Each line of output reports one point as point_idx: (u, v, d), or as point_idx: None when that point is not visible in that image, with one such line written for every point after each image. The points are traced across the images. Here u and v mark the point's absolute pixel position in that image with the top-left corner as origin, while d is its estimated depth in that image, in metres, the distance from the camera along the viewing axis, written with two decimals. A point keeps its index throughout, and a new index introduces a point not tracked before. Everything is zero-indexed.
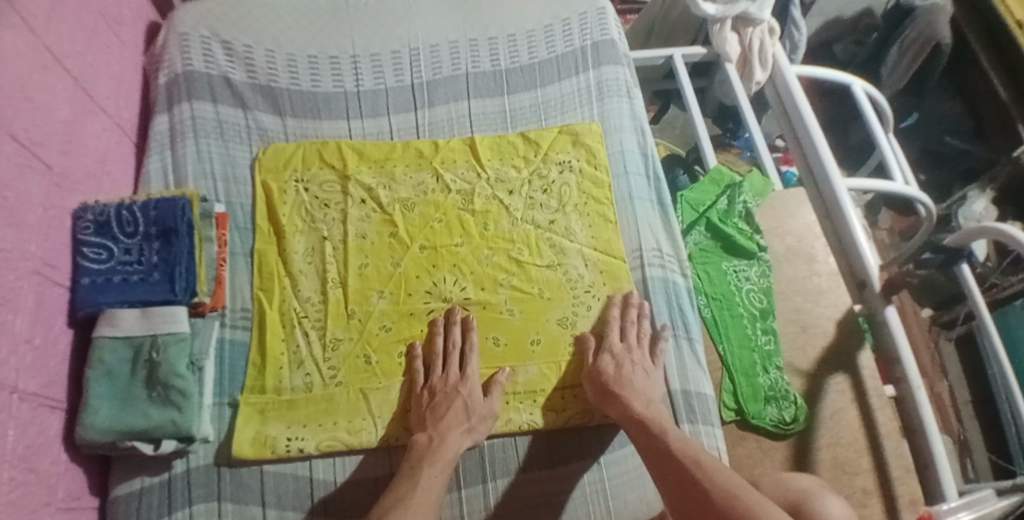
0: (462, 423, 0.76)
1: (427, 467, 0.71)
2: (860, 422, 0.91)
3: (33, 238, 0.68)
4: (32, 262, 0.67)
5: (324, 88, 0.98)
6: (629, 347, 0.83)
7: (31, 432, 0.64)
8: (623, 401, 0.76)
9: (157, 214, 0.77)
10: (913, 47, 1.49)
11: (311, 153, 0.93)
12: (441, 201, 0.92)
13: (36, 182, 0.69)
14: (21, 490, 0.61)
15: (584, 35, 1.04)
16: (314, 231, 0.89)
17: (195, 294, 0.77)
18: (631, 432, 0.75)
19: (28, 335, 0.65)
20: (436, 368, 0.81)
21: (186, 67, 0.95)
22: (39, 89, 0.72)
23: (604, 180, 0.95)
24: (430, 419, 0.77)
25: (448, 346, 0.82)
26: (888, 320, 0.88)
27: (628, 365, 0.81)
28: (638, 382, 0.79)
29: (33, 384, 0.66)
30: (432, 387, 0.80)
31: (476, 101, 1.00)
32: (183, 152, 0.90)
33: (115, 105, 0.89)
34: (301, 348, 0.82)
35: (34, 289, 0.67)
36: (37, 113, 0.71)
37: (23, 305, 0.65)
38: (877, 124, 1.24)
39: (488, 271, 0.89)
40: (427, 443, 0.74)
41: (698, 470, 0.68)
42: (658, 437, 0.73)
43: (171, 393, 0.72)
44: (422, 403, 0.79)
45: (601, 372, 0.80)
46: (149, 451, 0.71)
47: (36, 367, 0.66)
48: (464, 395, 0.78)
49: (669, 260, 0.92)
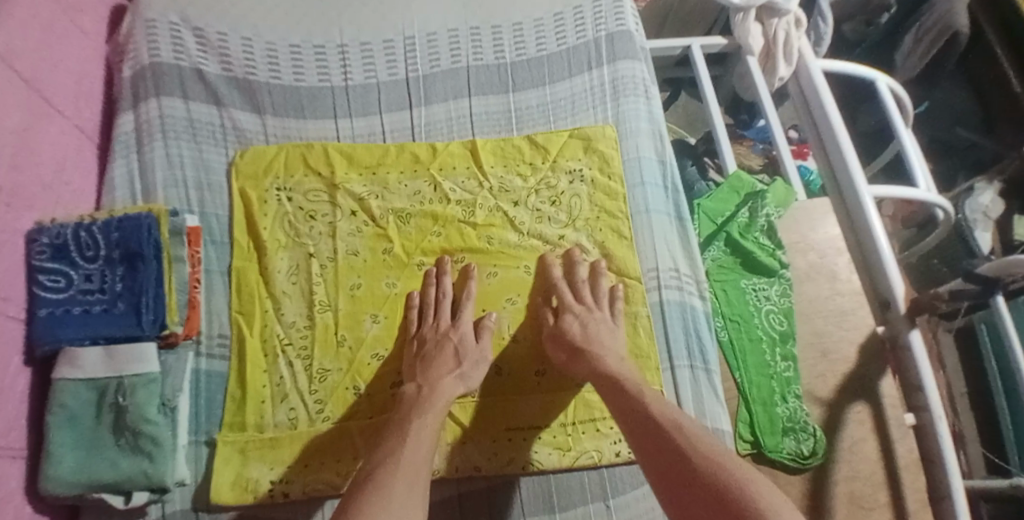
0: (452, 370, 0.73)
1: (415, 423, 0.66)
2: (879, 455, 0.85)
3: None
4: None
5: (308, 82, 0.88)
6: (589, 308, 0.78)
7: None
8: (592, 359, 0.73)
9: (121, 236, 0.68)
10: (929, 35, 1.38)
11: (295, 157, 0.84)
12: (439, 212, 0.84)
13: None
14: None
15: (598, 25, 0.94)
16: (299, 246, 0.80)
17: (165, 326, 0.69)
18: (602, 389, 0.71)
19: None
20: (428, 316, 0.78)
21: (152, 58, 0.84)
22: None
23: (618, 191, 0.87)
24: (420, 368, 0.73)
25: (440, 296, 0.79)
26: (911, 345, 0.83)
27: (593, 325, 0.76)
28: (608, 341, 0.76)
29: None
30: (422, 337, 0.76)
31: (477, 99, 0.90)
32: (151, 156, 0.81)
33: (74, 104, 0.79)
34: (285, 380, 0.75)
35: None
36: None
37: None
38: (897, 116, 1.16)
39: (491, 291, 0.82)
40: (417, 392, 0.70)
41: (678, 433, 0.63)
42: (635, 398, 0.68)
43: (142, 440, 0.64)
44: (413, 351, 0.75)
45: (565, 332, 0.76)
46: (119, 504, 0.65)
47: None
48: (455, 340, 0.75)
49: (687, 282, 0.84)
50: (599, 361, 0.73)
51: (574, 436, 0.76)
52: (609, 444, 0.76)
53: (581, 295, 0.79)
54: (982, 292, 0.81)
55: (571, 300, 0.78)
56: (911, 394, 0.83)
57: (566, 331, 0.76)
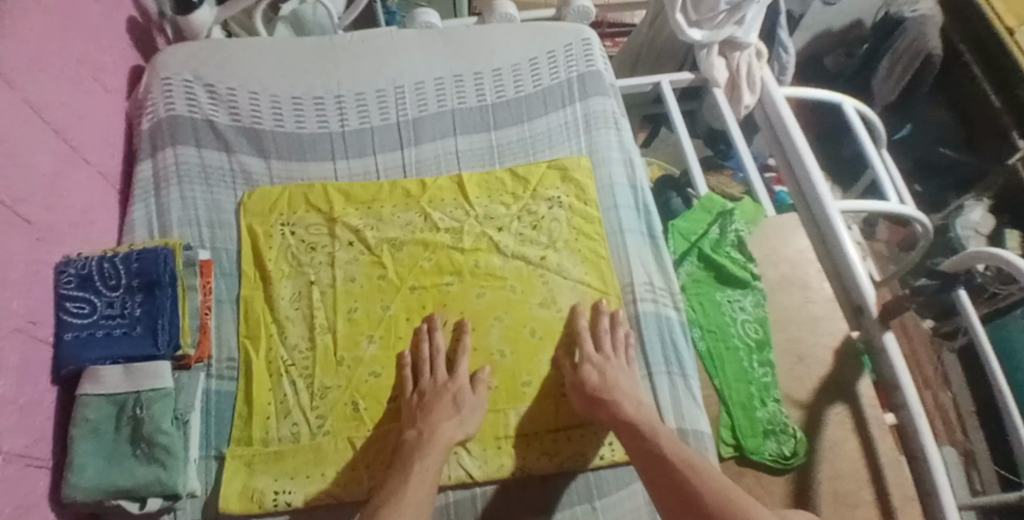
0: (452, 415, 0.77)
1: (417, 461, 0.71)
2: (861, 454, 0.88)
3: (15, 295, 0.67)
4: (15, 321, 0.66)
5: (309, 129, 0.97)
6: (607, 357, 0.82)
7: (17, 495, 0.63)
8: (611, 406, 0.77)
9: (140, 266, 0.76)
10: (903, 59, 1.53)
11: (298, 196, 0.92)
12: (430, 239, 0.91)
13: (17, 237, 0.69)
14: None
15: (570, 67, 1.03)
16: (301, 275, 0.88)
17: (179, 346, 0.77)
18: (622, 433, 0.76)
19: (12, 397, 0.64)
20: (425, 372, 0.82)
21: (168, 112, 0.95)
22: (18, 144, 0.71)
23: (594, 215, 0.94)
24: (420, 415, 0.77)
25: (433, 352, 0.83)
26: (887, 347, 0.87)
27: (613, 372, 0.80)
28: (624, 385, 0.80)
29: (20, 445, 0.65)
30: (422, 389, 0.80)
31: (462, 138, 0.99)
32: (168, 199, 0.90)
33: (98, 154, 0.89)
34: (288, 397, 0.81)
35: (17, 350, 0.66)
36: (18, 169, 0.70)
37: (6, 367, 0.64)
38: (869, 145, 1.23)
39: (480, 311, 0.87)
40: (417, 436, 0.75)
41: (688, 470, 0.68)
42: (648, 440, 0.73)
43: (157, 450, 0.70)
44: (412, 403, 0.79)
45: (585, 381, 0.80)
46: (135, 509, 0.71)
47: (19, 428, 0.65)
48: (453, 389, 0.79)
49: (661, 294, 0.91)
50: (618, 407, 0.77)
51: (560, 442, 0.81)
52: (594, 448, 0.81)
53: (601, 345, 0.83)
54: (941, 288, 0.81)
55: (591, 349, 0.83)
56: (892, 394, 0.87)
57: (585, 381, 0.80)
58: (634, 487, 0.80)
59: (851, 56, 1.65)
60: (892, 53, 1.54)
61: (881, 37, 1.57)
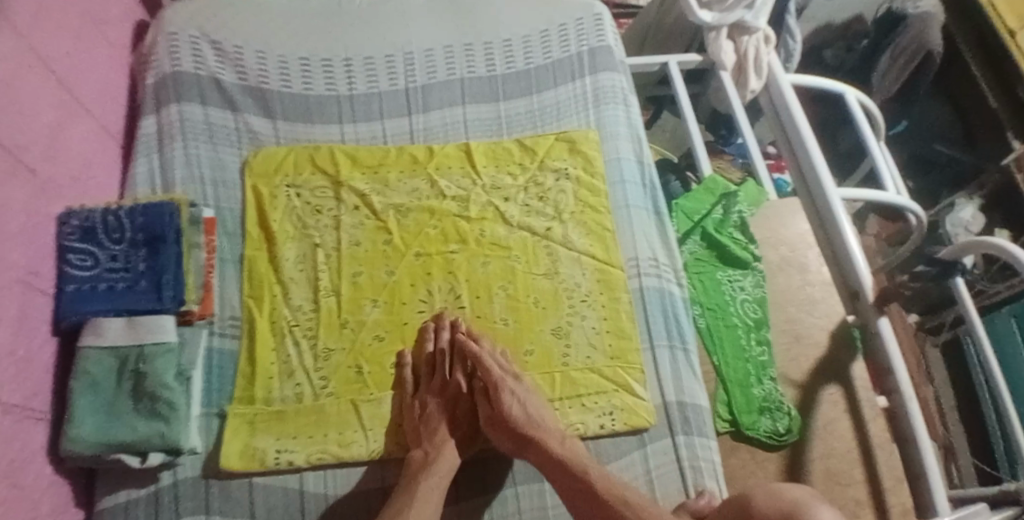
0: (455, 433, 0.77)
1: (424, 482, 0.71)
2: (852, 433, 0.91)
3: (15, 247, 0.68)
4: (15, 271, 0.67)
5: (316, 91, 0.96)
6: (518, 377, 0.80)
7: (13, 448, 0.65)
8: (538, 445, 0.75)
9: (145, 221, 0.77)
10: (904, 54, 1.54)
11: (303, 158, 0.91)
12: (436, 207, 0.91)
13: (19, 186, 0.70)
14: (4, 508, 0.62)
15: (580, 41, 1.03)
16: (306, 238, 0.87)
17: (183, 302, 0.76)
18: (554, 472, 0.74)
19: (12, 348, 0.66)
20: (424, 378, 0.82)
21: (174, 68, 0.93)
22: (21, 91, 0.72)
23: (600, 188, 0.94)
24: (425, 433, 0.77)
25: (437, 356, 0.82)
26: (882, 331, 0.88)
27: (531, 401, 0.78)
28: (546, 418, 0.78)
29: (17, 396, 0.67)
30: (422, 398, 0.80)
31: (471, 107, 0.98)
32: (172, 156, 0.88)
33: (101, 108, 0.89)
34: (292, 358, 0.81)
35: (17, 299, 0.67)
36: (20, 115, 0.71)
37: (7, 315, 0.65)
38: (871, 135, 1.22)
39: (484, 279, 0.88)
40: (423, 457, 0.74)
41: (625, 505, 0.69)
42: (580, 475, 0.72)
43: (159, 405, 0.71)
44: (415, 416, 0.79)
45: (506, 415, 0.77)
46: (136, 465, 0.70)
47: (18, 380, 0.67)
48: (455, 403, 0.80)
49: (665, 270, 0.91)
50: (545, 445, 0.75)
51: (561, 411, 0.82)
52: (594, 418, 0.82)
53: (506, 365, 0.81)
54: (941, 275, 0.85)
55: (500, 373, 0.80)
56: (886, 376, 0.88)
57: (509, 416, 0.77)
58: (632, 459, 0.81)
59: (851, 51, 1.66)
60: (892, 48, 1.55)
61: (882, 33, 1.59)
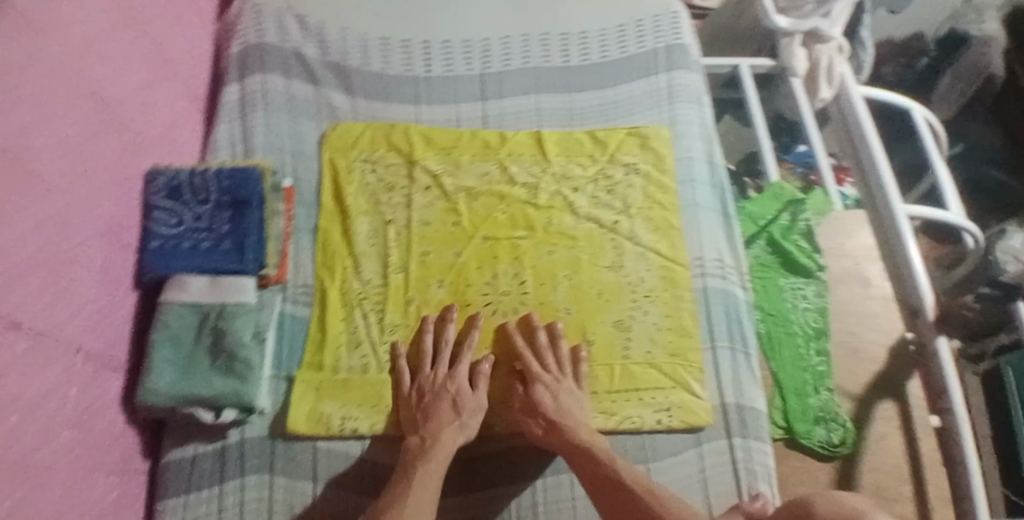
0: (453, 421, 0.74)
1: (420, 467, 0.69)
2: (904, 450, 0.90)
3: (105, 198, 0.71)
4: (101, 224, 0.70)
5: (395, 71, 0.97)
6: (558, 376, 0.80)
7: (90, 393, 0.68)
8: (563, 431, 0.75)
9: (230, 184, 0.79)
10: (965, 76, 1.52)
11: (379, 136, 0.93)
12: (506, 192, 0.92)
13: (108, 140, 0.72)
14: (77, 452, 0.65)
15: (657, 37, 1.03)
16: (378, 214, 0.89)
17: (263, 265, 0.79)
18: (577, 463, 0.73)
19: (94, 297, 0.69)
20: (425, 367, 0.80)
21: (260, 39, 0.95)
22: (107, 48, 0.75)
23: (669, 185, 0.94)
24: (420, 420, 0.75)
25: (441, 343, 0.81)
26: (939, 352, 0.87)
27: (565, 395, 0.78)
28: (577, 413, 0.78)
29: (98, 344, 0.70)
30: (419, 386, 0.78)
31: (545, 96, 0.99)
32: (254, 124, 0.91)
33: (189, 72, 0.91)
34: (359, 329, 0.82)
35: (103, 251, 0.70)
36: (108, 74, 0.74)
37: (92, 265, 0.69)
38: (933, 149, 1.19)
39: (549, 267, 0.89)
40: (420, 444, 0.73)
41: (653, 498, 0.68)
42: (606, 467, 0.72)
43: (235, 363, 0.73)
44: (412, 405, 0.77)
45: (538, 404, 0.78)
46: (209, 420, 0.73)
47: (99, 328, 0.70)
48: (456, 390, 0.77)
49: (730, 272, 0.91)
50: (572, 432, 0.75)
51: (618, 403, 0.83)
52: (651, 413, 0.82)
53: (548, 364, 0.81)
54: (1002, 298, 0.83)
55: (537, 368, 0.80)
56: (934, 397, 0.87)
57: (539, 403, 0.77)
58: (687, 456, 0.81)
59: (911, 68, 1.57)
60: (954, 70, 1.53)
61: (944, 52, 1.55)
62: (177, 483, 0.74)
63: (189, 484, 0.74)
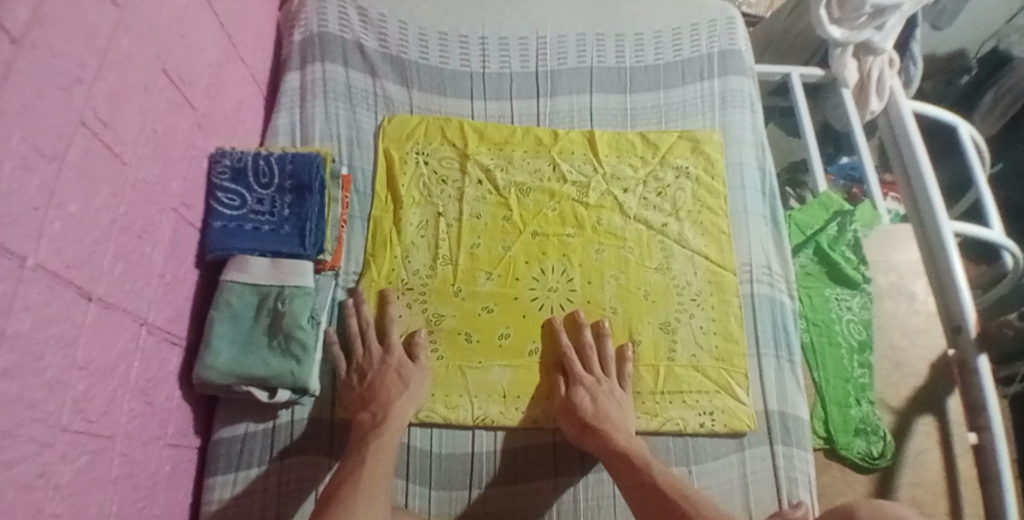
0: (400, 393, 0.77)
1: (373, 443, 0.71)
2: (941, 466, 0.89)
3: (174, 176, 0.72)
4: (172, 200, 0.72)
5: (451, 65, 0.99)
6: (598, 380, 0.80)
7: (154, 366, 0.69)
8: (602, 436, 0.75)
9: (293, 168, 0.81)
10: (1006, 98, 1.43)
11: (434, 128, 0.94)
12: (557, 190, 0.93)
13: (181, 119, 0.74)
14: (137, 421, 0.66)
15: (712, 42, 1.03)
16: (430, 205, 0.90)
17: (322, 250, 0.80)
18: (614, 465, 0.74)
19: (162, 271, 0.70)
20: (357, 348, 0.81)
21: (321, 29, 0.97)
22: (192, 29, 0.76)
23: (720, 190, 0.94)
24: (369, 396, 0.76)
25: (364, 326, 0.82)
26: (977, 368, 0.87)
27: (605, 400, 0.78)
28: (617, 418, 0.78)
29: (163, 319, 0.71)
30: (359, 367, 0.80)
31: (598, 96, 0.99)
32: (313, 112, 0.92)
33: (253, 58, 0.93)
34: (404, 318, 0.84)
35: (171, 227, 0.72)
36: (189, 54, 0.75)
37: (161, 240, 0.70)
38: (979, 166, 1.16)
39: (597, 266, 0.89)
40: (371, 420, 0.74)
41: (686, 502, 0.69)
42: (642, 470, 0.72)
43: (292, 345, 0.74)
44: (353, 387, 0.78)
45: (576, 406, 0.78)
46: (263, 399, 0.74)
47: (165, 302, 0.71)
48: (396, 364, 0.79)
49: (778, 280, 0.91)
50: (609, 438, 0.75)
51: (662, 404, 0.83)
52: (694, 416, 0.82)
53: (591, 366, 0.81)
54: None
55: (580, 371, 0.81)
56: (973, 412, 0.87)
57: (577, 407, 0.77)
58: (731, 461, 0.81)
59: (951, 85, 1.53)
60: (997, 89, 1.44)
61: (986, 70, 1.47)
62: (228, 460, 0.76)
63: (239, 461, 0.76)
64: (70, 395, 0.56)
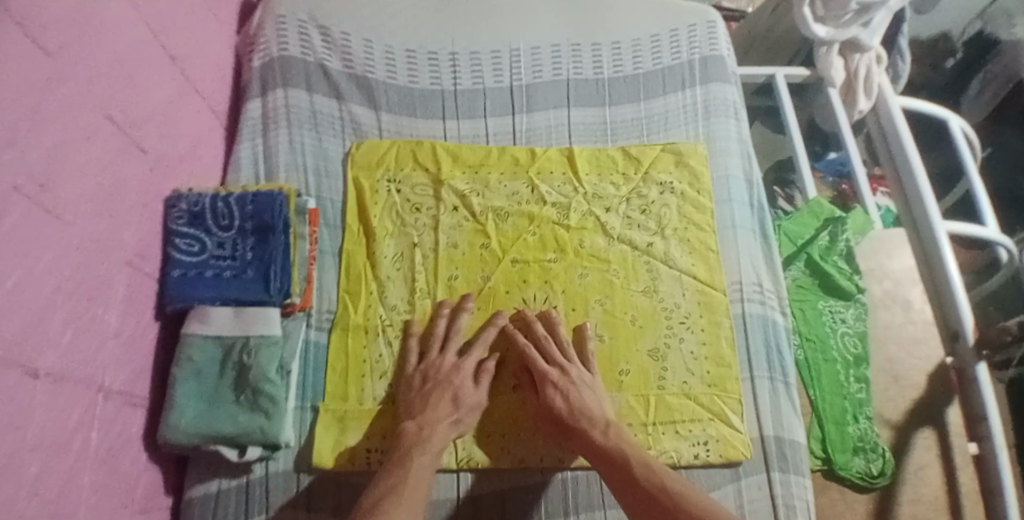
0: (449, 415, 0.74)
1: (415, 458, 0.69)
2: (942, 480, 0.87)
3: (126, 228, 0.68)
4: (124, 253, 0.67)
5: (421, 85, 0.94)
6: (566, 368, 0.77)
7: (114, 432, 0.65)
8: (581, 435, 0.72)
9: (254, 208, 0.77)
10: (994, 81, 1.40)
11: (405, 153, 0.90)
12: (536, 213, 0.88)
13: (131, 165, 0.69)
14: (101, 493, 0.62)
15: (693, 48, 0.99)
16: (405, 235, 0.86)
17: (288, 295, 0.76)
18: (603, 467, 0.71)
19: (118, 330, 0.66)
20: (412, 357, 0.79)
21: (281, 52, 0.92)
22: (140, 67, 0.71)
23: (706, 206, 0.90)
24: (419, 404, 0.75)
25: (434, 331, 0.80)
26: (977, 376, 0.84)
27: (587, 396, 0.75)
28: (592, 406, 0.75)
29: (121, 381, 0.67)
30: (425, 369, 0.78)
31: (577, 111, 0.95)
32: (276, 142, 0.88)
33: (209, 88, 0.88)
34: (383, 358, 0.80)
35: (125, 282, 0.67)
36: (137, 94, 0.71)
37: (115, 297, 0.65)
38: (969, 156, 1.11)
39: (582, 291, 0.85)
40: (416, 431, 0.72)
41: (670, 500, 0.66)
42: (622, 465, 0.70)
43: (261, 399, 0.71)
44: (414, 386, 0.77)
45: (549, 408, 0.74)
46: (233, 457, 0.70)
47: (123, 363, 0.67)
48: (457, 385, 0.76)
49: (770, 297, 0.88)
50: (589, 435, 0.72)
51: (654, 436, 0.79)
52: (688, 447, 0.79)
53: (552, 358, 0.78)
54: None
55: (543, 366, 0.77)
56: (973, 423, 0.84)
57: (550, 408, 0.74)
58: (727, 490, 0.78)
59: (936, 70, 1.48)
60: (983, 74, 1.42)
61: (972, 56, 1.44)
62: None
63: None
64: (24, 483, 0.52)
